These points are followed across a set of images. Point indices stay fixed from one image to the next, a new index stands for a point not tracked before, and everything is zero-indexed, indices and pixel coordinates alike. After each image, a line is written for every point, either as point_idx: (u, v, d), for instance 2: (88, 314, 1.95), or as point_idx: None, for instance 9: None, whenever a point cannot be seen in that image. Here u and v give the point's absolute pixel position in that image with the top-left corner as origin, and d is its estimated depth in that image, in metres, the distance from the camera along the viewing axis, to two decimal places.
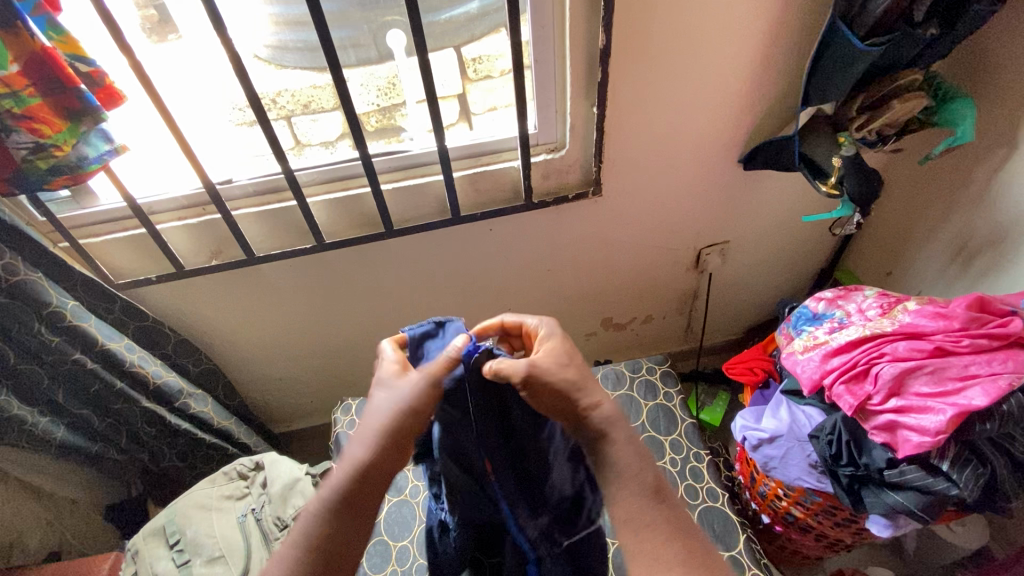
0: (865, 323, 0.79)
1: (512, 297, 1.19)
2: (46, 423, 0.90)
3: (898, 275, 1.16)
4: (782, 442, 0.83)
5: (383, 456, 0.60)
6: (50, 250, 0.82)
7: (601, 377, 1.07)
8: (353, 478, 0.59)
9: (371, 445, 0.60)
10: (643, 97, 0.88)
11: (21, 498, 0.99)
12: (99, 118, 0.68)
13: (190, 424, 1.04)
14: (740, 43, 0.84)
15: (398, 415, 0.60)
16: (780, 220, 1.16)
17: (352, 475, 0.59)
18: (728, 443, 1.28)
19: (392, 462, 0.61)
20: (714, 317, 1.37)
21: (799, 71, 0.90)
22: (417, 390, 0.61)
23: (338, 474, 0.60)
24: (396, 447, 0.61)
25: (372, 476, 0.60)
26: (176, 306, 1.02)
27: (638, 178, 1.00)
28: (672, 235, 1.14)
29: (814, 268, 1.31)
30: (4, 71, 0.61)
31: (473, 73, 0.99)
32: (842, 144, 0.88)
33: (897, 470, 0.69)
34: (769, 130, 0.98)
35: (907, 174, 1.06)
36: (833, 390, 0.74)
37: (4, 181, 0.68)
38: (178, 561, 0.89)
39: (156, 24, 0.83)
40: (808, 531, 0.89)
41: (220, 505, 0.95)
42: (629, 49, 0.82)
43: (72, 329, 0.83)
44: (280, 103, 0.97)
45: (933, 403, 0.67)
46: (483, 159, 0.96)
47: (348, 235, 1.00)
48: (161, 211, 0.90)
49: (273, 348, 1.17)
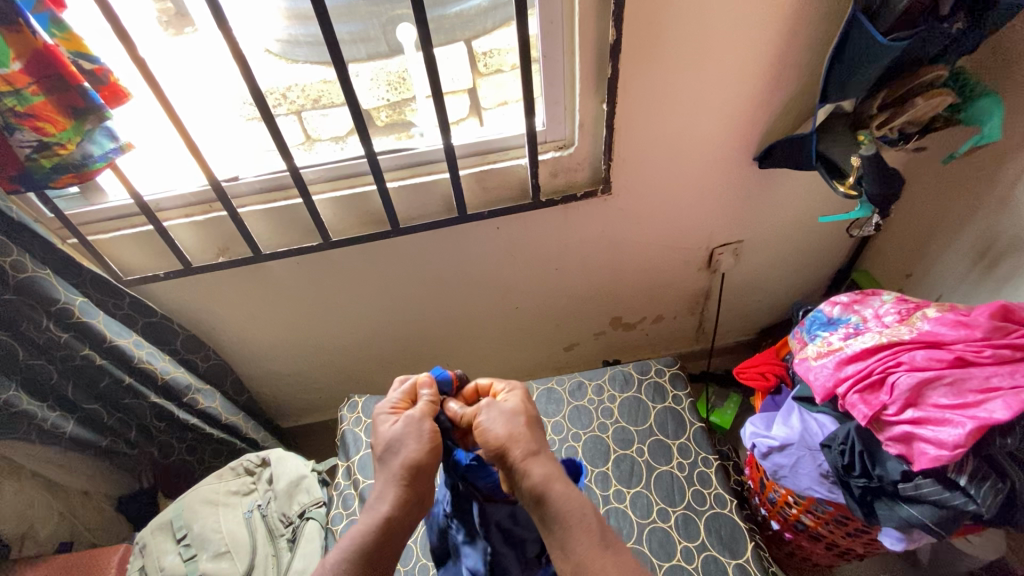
0: (882, 329, 0.77)
1: (520, 296, 1.18)
2: (57, 418, 0.91)
3: (920, 278, 1.13)
4: (793, 450, 0.81)
5: (402, 505, 0.61)
6: (59, 247, 0.83)
7: (609, 378, 1.06)
8: (376, 530, 0.60)
9: (391, 496, 0.62)
10: (655, 94, 0.86)
11: (34, 489, 0.99)
12: (103, 116, 0.69)
13: (199, 419, 1.05)
14: (756, 38, 0.81)
15: (413, 461, 0.63)
16: (796, 220, 1.13)
17: (374, 530, 0.59)
18: (738, 446, 1.25)
19: (414, 512, 0.62)
20: (726, 317, 1.34)
21: (818, 66, 0.87)
22: (423, 437, 0.65)
23: (357, 529, 0.60)
24: (415, 498, 0.63)
25: (394, 528, 0.60)
26: (185, 302, 1.03)
27: (648, 176, 0.98)
28: (683, 235, 1.11)
29: (831, 268, 1.28)
30: (6, 68, 0.61)
31: (484, 67, 0.97)
32: (861, 142, 0.84)
33: (912, 483, 0.67)
34: (785, 127, 0.95)
35: (930, 173, 1.03)
36: (846, 399, 0.72)
37: (11, 179, 0.69)
38: (185, 556, 0.90)
39: (173, 17, 0.84)
40: (820, 539, 0.87)
41: (226, 500, 0.97)
42: (640, 44, 0.79)
43: (80, 325, 0.84)
44: (290, 98, 0.96)
45: (952, 416, 0.64)
46: (491, 156, 0.95)
47: (354, 232, 1.00)
48: (168, 208, 0.90)
49: (282, 344, 1.17)
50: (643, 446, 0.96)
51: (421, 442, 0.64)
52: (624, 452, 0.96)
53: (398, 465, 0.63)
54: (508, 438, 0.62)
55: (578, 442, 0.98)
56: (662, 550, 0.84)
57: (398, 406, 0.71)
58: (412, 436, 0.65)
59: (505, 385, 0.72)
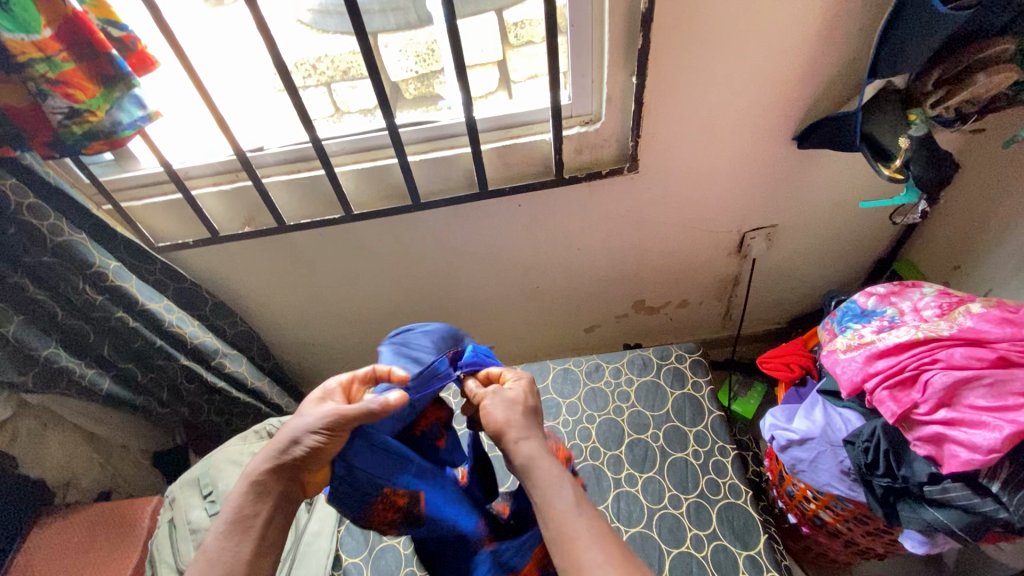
0: (919, 324, 0.72)
1: (541, 275, 1.17)
2: (93, 376, 0.95)
3: (968, 271, 1.06)
4: (813, 445, 0.78)
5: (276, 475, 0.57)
6: (94, 213, 0.86)
7: (627, 362, 1.04)
8: (250, 491, 0.57)
9: (272, 460, 0.57)
10: (686, 68, 0.82)
11: (74, 441, 1.07)
12: (131, 84, 0.70)
13: (226, 382, 1.09)
14: (802, 6, 0.76)
15: (291, 442, 0.58)
16: (836, 204, 1.07)
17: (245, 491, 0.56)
18: (758, 437, 1.22)
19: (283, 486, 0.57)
20: (755, 305, 1.30)
21: (868, 37, 0.80)
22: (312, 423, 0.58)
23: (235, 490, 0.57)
24: (287, 469, 0.57)
25: (269, 492, 0.57)
26: (213, 270, 1.06)
27: (677, 155, 0.94)
28: (713, 217, 1.07)
29: (870, 258, 1.22)
30: (38, 36, 0.62)
31: (515, 38, 0.93)
32: (913, 121, 0.80)
33: (939, 487, 0.64)
34: (829, 104, 0.89)
35: (987, 158, 0.95)
36: (874, 395, 0.69)
37: (46, 146, 0.72)
38: (210, 511, 0.95)
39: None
40: (837, 535, 0.85)
41: (250, 461, 1.01)
42: (676, 13, 0.75)
43: (113, 288, 0.87)
44: (320, 69, 0.96)
45: (988, 419, 0.61)
46: (515, 131, 0.92)
47: (375, 205, 1.00)
48: (197, 176, 0.92)
49: (306, 314, 1.20)
50: (658, 432, 0.95)
51: (309, 426, 0.58)
52: (638, 437, 0.95)
53: (287, 440, 0.58)
54: (510, 421, 0.59)
55: (592, 424, 0.97)
56: (672, 536, 0.84)
57: (337, 392, 0.64)
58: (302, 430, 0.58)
59: (515, 374, 0.69)
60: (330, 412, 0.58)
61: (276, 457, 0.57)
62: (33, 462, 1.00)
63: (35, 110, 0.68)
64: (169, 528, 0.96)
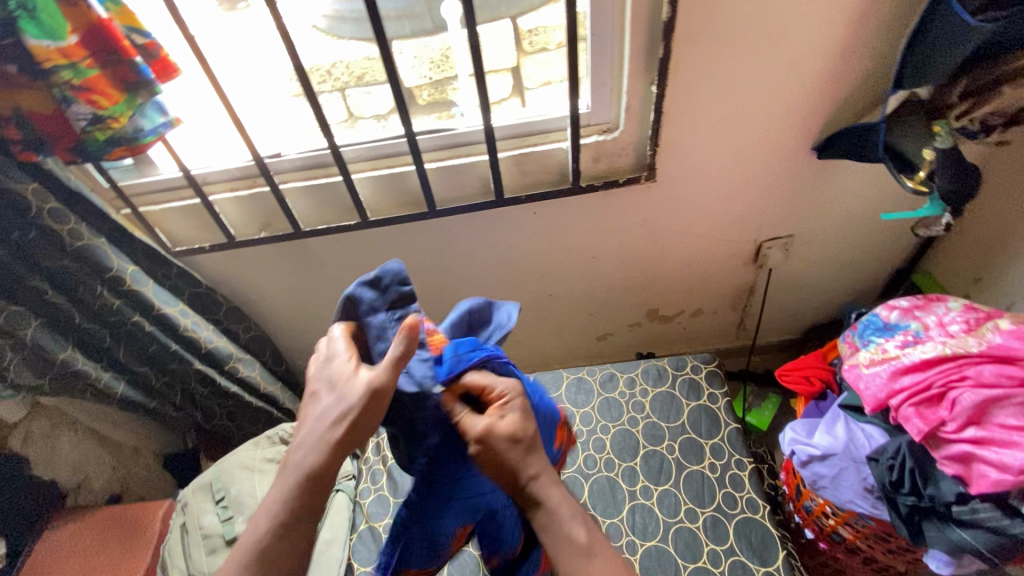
0: (946, 339, 0.71)
1: (554, 283, 1.16)
2: (108, 379, 0.95)
3: (990, 283, 1.04)
4: (835, 461, 0.77)
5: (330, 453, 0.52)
6: (112, 218, 0.87)
7: (641, 372, 1.03)
8: (305, 470, 0.51)
9: (321, 451, 0.51)
10: (707, 77, 0.81)
11: (88, 443, 1.07)
12: (154, 91, 0.71)
13: (239, 387, 1.09)
14: (825, 16, 0.75)
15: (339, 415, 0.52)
16: (855, 214, 1.06)
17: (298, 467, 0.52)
18: (774, 449, 1.21)
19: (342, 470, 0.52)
20: (770, 315, 1.29)
21: (892, 47, 0.79)
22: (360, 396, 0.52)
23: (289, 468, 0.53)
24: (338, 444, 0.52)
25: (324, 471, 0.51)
26: (228, 274, 1.06)
27: (695, 164, 0.94)
28: (730, 227, 1.06)
29: (888, 269, 1.20)
30: (63, 42, 0.63)
31: (529, 45, 0.94)
32: (937, 134, 0.78)
33: (967, 507, 0.63)
34: (851, 115, 0.88)
35: (1010, 169, 0.93)
36: (900, 412, 0.68)
37: (68, 151, 0.72)
38: (222, 516, 0.95)
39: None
40: (856, 552, 0.83)
41: (261, 467, 1.01)
42: (697, 22, 0.74)
43: (130, 292, 0.88)
44: (335, 75, 0.96)
45: (1019, 439, 0.60)
46: (532, 139, 0.92)
47: (391, 212, 1.00)
48: (214, 181, 0.92)
49: (319, 319, 1.20)
50: (674, 444, 0.94)
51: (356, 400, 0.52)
52: (654, 448, 0.94)
53: (331, 416, 0.52)
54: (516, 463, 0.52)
55: (607, 435, 0.96)
56: (688, 551, 0.82)
57: (348, 347, 0.58)
58: (343, 417, 0.52)
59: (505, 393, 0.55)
60: (366, 383, 0.52)
61: (328, 445, 0.51)
62: (45, 463, 1.00)
63: (57, 116, 0.69)
64: (181, 532, 0.96)
